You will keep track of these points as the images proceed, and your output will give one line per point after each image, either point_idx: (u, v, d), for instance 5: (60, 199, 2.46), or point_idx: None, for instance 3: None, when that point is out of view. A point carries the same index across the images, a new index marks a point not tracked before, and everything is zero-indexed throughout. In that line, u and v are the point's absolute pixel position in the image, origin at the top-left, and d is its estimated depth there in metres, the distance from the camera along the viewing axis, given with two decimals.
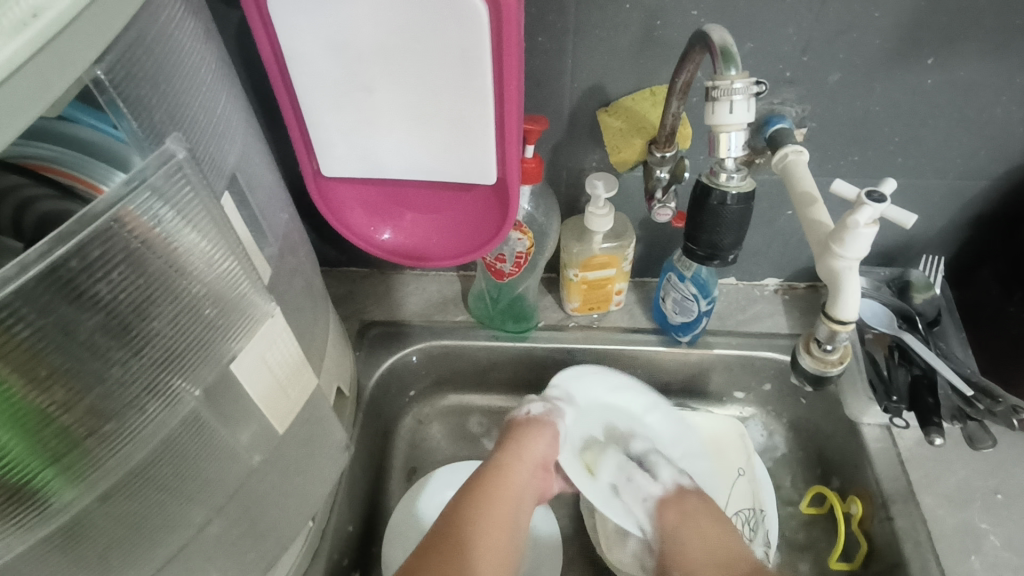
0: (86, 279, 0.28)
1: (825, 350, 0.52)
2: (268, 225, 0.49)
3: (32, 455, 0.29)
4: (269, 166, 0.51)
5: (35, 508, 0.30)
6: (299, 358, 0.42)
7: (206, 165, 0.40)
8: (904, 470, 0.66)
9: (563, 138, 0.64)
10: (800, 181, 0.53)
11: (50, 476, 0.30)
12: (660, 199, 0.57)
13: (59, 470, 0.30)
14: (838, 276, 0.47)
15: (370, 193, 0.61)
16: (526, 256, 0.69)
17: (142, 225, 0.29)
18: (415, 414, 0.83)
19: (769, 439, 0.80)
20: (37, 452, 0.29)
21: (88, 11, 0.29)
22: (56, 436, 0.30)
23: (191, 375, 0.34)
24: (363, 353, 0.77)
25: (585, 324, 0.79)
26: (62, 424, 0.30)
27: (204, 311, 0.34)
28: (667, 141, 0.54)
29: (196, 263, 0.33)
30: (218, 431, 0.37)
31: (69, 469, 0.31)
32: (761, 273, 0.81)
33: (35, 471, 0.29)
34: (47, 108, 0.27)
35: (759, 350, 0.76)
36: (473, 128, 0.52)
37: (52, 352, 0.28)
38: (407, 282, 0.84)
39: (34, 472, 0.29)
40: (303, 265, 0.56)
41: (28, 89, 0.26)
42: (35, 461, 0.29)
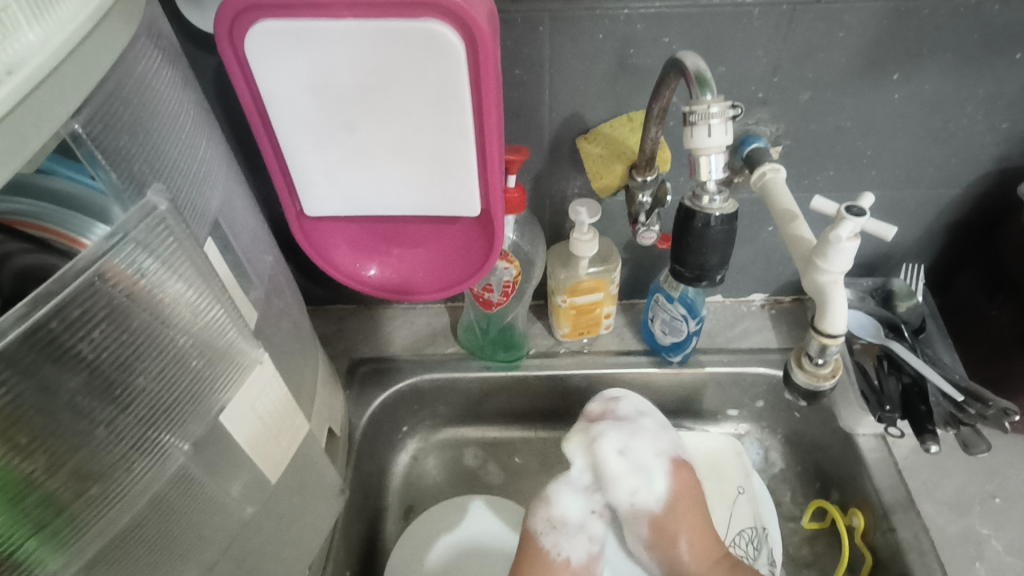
0: (70, 337, 0.27)
1: (816, 365, 0.52)
2: (252, 268, 0.48)
3: (15, 524, 0.28)
4: (252, 211, 0.51)
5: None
6: (289, 403, 0.41)
7: (188, 212, 0.40)
8: (902, 478, 0.66)
9: (544, 166, 0.65)
10: (779, 198, 0.54)
11: (36, 545, 0.29)
12: (644, 222, 0.57)
13: (43, 539, 0.29)
14: (824, 291, 0.47)
15: (353, 230, 0.61)
16: (513, 285, 0.69)
17: (128, 278, 0.29)
18: (409, 450, 0.81)
19: (765, 455, 0.80)
20: (19, 521, 0.28)
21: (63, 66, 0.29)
22: (40, 504, 0.28)
23: (179, 429, 0.33)
24: (353, 390, 0.76)
25: (576, 349, 0.79)
26: (46, 491, 0.28)
27: (190, 364, 0.33)
28: (647, 165, 0.54)
29: (182, 314, 0.32)
30: (207, 484, 0.36)
31: (54, 538, 0.29)
32: (746, 289, 0.82)
33: (19, 542, 0.28)
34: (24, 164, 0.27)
35: (750, 366, 0.76)
36: (455, 161, 0.52)
37: (34, 415, 0.27)
38: (395, 316, 0.83)
39: (22, 540, 0.28)
40: (289, 306, 0.55)
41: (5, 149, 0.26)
42: (20, 529, 0.28)
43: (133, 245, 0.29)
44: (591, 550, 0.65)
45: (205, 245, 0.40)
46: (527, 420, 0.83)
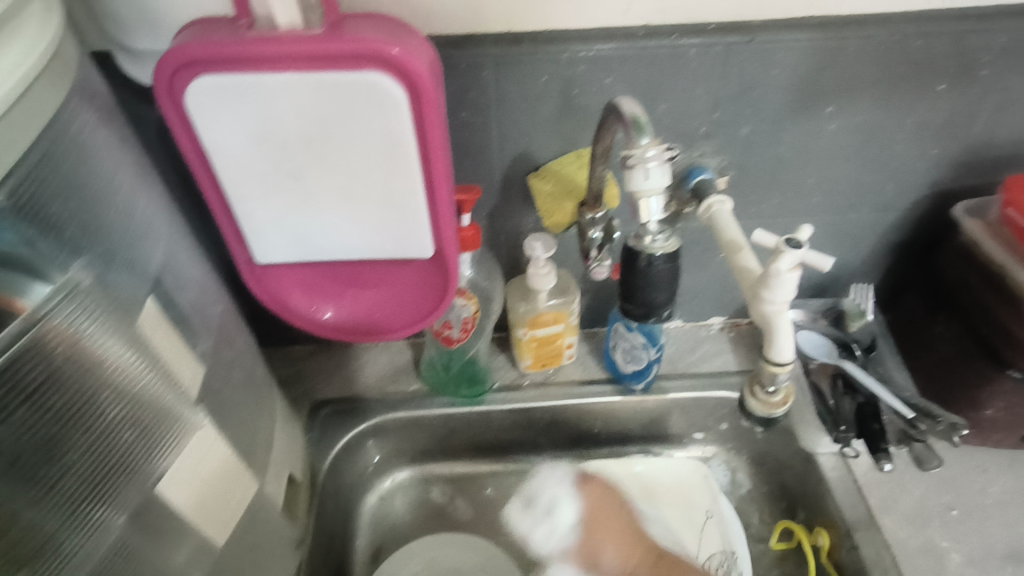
0: (13, 399, 0.29)
1: (769, 392, 0.53)
2: (199, 321, 0.47)
3: None
4: (198, 263, 0.50)
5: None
6: (234, 462, 0.41)
7: (127, 270, 0.39)
8: (862, 495, 0.67)
9: (497, 203, 0.65)
10: (726, 230, 0.56)
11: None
12: (595, 257, 0.58)
13: None
14: (770, 319, 0.48)
15: (307, 275, 0.61)
16: (473, 320, 0.69)
17: (61, 341, 0.31)
18: (376, 491, 0.80)
19: (732, 477, 0.81)
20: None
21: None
22: None
23: (119, 501, 0.34)
24: (315, 434, 0.74)
25: (540, 381, 0.79)
26: None
27: (124, 435, 0.34)
28: (595, 202, 0.56)
29: (122, 379, 0.34)
30: (149, 557, 0.36)
31: None
32: (704, 313, 0.83)
33: None
34: None
35: (712, 390, 0.77)
36: (405, 205, 0.53)
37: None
38: (357, 355, 0.82)
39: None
40: (241, 356, 0.54)
41: None
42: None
43: (67, 309, 0.32)
44: None
45: (145, 304, 0.39)
46: (495, 453, 0.82)
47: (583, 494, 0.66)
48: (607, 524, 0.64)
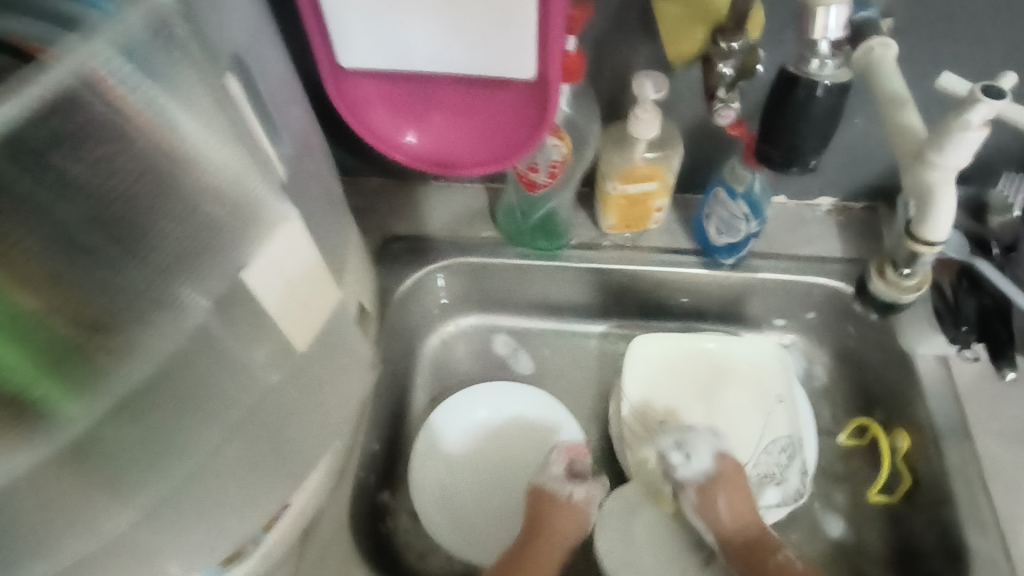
0: (68, 158, 0.25)
1: (901, 275, 0.47)
2: (281, 121, 0.44)
3: (30, 363, 0.28)
4: (275, 48, 0.44)
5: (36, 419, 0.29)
6: (319, 270, 0.39)
7: (208, 40, 0.34)
8: (959, 403, 0.62)
9: (609, 32, 0.57)
10: (885, 78, 0.46)
11: (52, 387, 0.29)
12: (723, 98, 0.50)
13: (59, 381, 0.29)
14: (932, 190, 0.41)
15: (392, 89, 0.55)
16: (562, 165, 0.63)
17: (119, 104, 0.26)
18: (439, 333, 0.80)
19: (809, 369, 0.76)
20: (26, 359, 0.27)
21: None
22: (52, 342, 0.28)
23: (199, 283, 0.32)
24: (384, 268, 0.73)
25: (621, 244, 0.74)
26: (57, 331, 0.28)
27: (204, 214, 0.31)
28: (736, 29, 0.46)
29: (199, 155, 0.30)
30: (234, 347, 0.35)
31: (72, 380, 0.29)
32: (815, 192, 0.74)
33: (32, 379, 0.28)
34: None
35: (810, 275, 0.71)
36: (511, 14, 0.46)
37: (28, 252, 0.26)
38: (431, 194, 0.78)
39: (33, 378, 0.28)
40: (321, 168, 0.51)
41: None
42: (28, 368, 0.28)
43: (126, 67, 0.25)
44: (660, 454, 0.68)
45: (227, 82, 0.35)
46: (563, 312, 0.80)
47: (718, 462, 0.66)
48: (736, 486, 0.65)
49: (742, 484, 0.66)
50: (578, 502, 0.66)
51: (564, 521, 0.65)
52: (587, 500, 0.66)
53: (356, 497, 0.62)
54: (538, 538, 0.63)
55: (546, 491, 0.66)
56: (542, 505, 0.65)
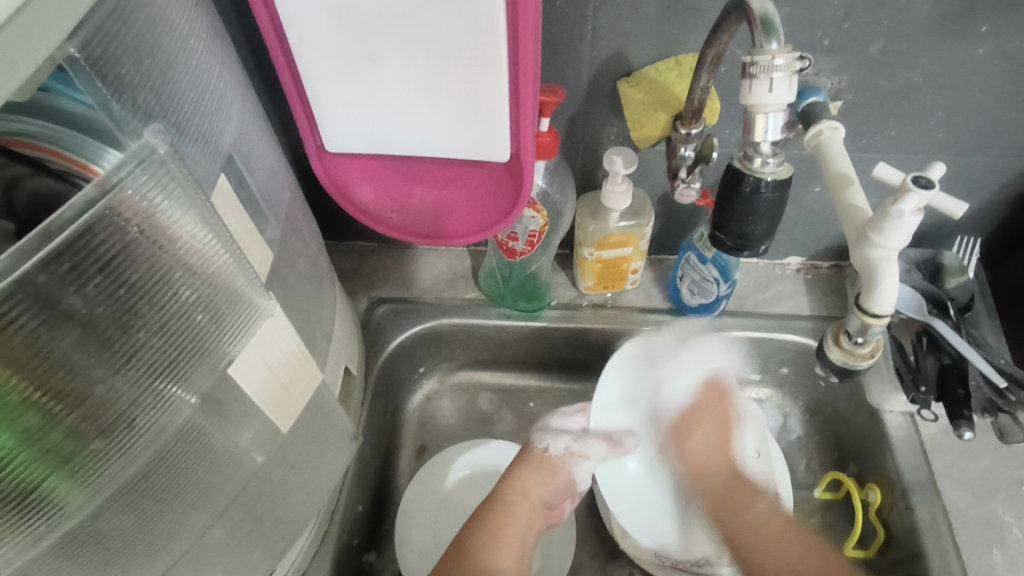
0: (86, 268, 0.26)
1: (855, 344, 0.50)
2: (269, 206, 0.46)
3: (37, 462, 0.27)
4: (270, 144, 0.48)
5: (40, 518, 0.28)
6: (302, 355, 0.40)
7: (198, 146, 0.37)
8: (926, 459, 0.64)
9: (581, 110, 0.60)
10: (833, 160, 0.49)
11: (58, 482, 0.29)
12: (685, 178, 0.53)
13: (64, 476, 0.29)
14: (874, 267, 0.44)
15: (374, 169, 0.59)
16: (539, 234, 0.66)
17: (136, 220, 0.27)
18: (424, 390, 0.81)
19: (784, 422, 0.78)
20: (34, 456, 0.27)
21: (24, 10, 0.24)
22: (59, 442, 0.28)
23: (186, 381, 0.32)
24: (371, 329, 0.75)
25: (599, 303, 0.77)
26: (64, 430, 0.28)
27: (196, 316, 0.31)
28: (693, 117, 0.50)
29: (193, 257, 0.31)
30: (217, 435, 0.36)
31: (75, 474, 0.29)
32: (783, 252, 0.78)
33: (40, 478, 0.28)
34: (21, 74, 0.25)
35: (780, 332, 0.73)
36: (486, 101, 0.49)
37: (48, 355, 0.26)
38: (417, 257, 0.81)
39: (39, 477, 0.28)
40: (307, 246, 0.54)
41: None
42: (39, 466, 0.28)
43: (146, 186, 0.27)
44: (574, 446, 0.66)
45: (215, 184, 0.38)
46: (544, 369, 0.82)
47: (705, 387, 0.68)
48: (711, 414, 0.67)
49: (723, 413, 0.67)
50: (574, 454, 0.65)
51: (550, 476, 0.64)
52: (581, 456, 0.66)
53: (338, 560, 0.62)
54: (521, 497, 0.61)
55: (535, 448, 0.66)
56: (528, 467, 0.64)
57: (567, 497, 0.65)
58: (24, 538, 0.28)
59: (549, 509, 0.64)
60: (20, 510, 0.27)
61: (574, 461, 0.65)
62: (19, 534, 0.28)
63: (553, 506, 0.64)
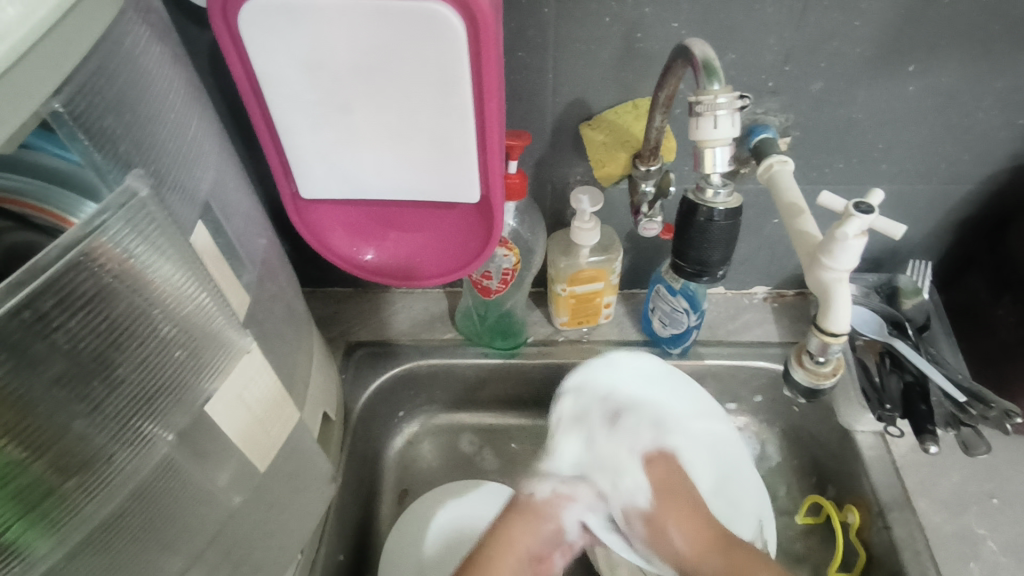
0: (59, 314, 0.27)
1: (817, 362, 0.52)
2: (245, 251, 0.47)
3: (4, 508, 0.27)
4: (246, 193, 0.50)
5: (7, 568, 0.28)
6: (278, 392, 0.41)
7: (176, 194, 0.39)
8: (899, 476, 0.65)
9: (547, 152, 0.63)
10: (786, 192, 0.53)
11: (27, 530, 0.28)
12: (646, 213, 0.56)
13: (31, 522, 0.28)
14: (828, 289, 0.47)
15: (349, 214, 0.60)
16: (512, 272, 0.68)
17: (111, 265, 0.28)
18: (405, 434, 0.81)
19: (762, 450, 0.79)
20: (3, 504, 0.27)
21: (13, 69, 0.26)
22: (28, 487, 0.28)
23: (163, 419, 0.33)
24: (349, 373, 0.75)
25: (575, 338, 0.78)
26: (33, 475, 0.28)
27: (175, 353, 0.32)
28: (651, 155, 0.53)
29: (169, 298, 0.32)
30: (194, 473, 0.36)
31: (43, 520, 0.29)
32: (749, 281, 0.80)
33: (5, 525, 0.28)
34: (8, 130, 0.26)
35: (750, 359, 0.75)
36: (454, 145, 0.52)
37: (15, 398, 0.26)
38: (393, 300, 0.83)
39: (6, 524, 0.27)
40: (284, 291, 0.55)
41: None
42: (6, 513, 0.27)
43: (121, 231, 0.28)
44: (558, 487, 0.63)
45: (193, 229, 0.39)
46: (524, 407, 0.83)
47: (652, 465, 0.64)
48: (673, 500, 0.61)
49: (686, 499, 0.62)
50: (559, 497, 0.63)
51: (540, 525, 0.61)
52: (569, 499, 0.63)
53: None
54: (506, 548, 0.58)
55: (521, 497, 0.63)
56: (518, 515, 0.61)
57: (555, 548, 0.62)
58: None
59: (538, 563, 0.60)
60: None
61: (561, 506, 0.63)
62: None
63: (544, 558, 0.61)
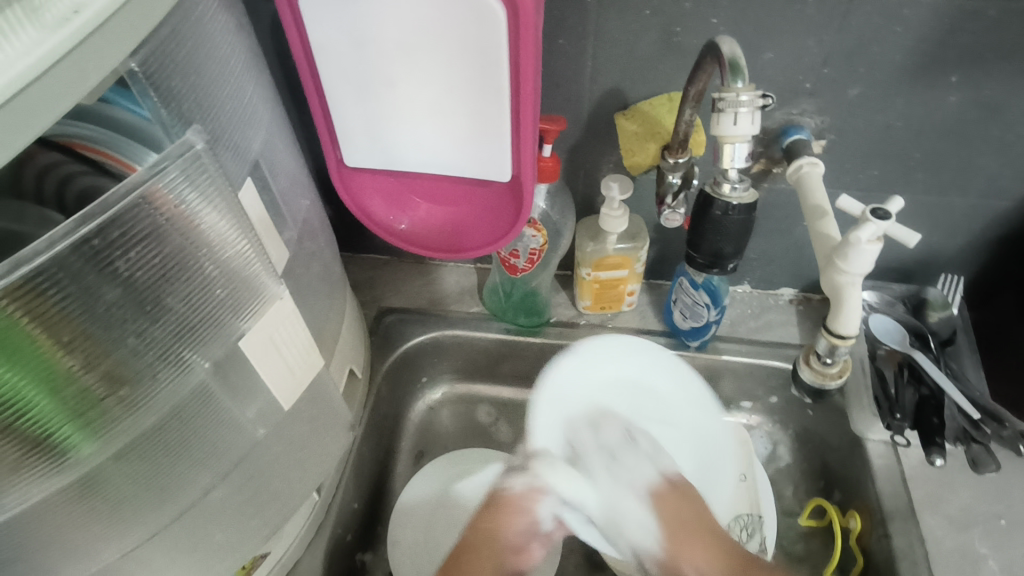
0: (114, 249, 0.31)
1: (824, 364, 0.53)
2: (288, 210, 0.51)
3: (57, 411, 0.32)
4: (293, 156, 0.54)
5: (54, 459, 0.33)
6: (309, 343, 0.44)
7: (228, 152, 0.42)
8: (906, 487, 0.65)
9: (581, 138, 0.65)
10: (812, 193, 0.54)
11: (76, 431, 0.33)
12: (671, 204, 0.57)
13: (79, 426, 0.33)
14: (841, 291, 0.47)
15: (387, 184, 0.64)
16: (539, 252, 0.71)
17: (165, 207, 0.32)
18: (426, 399, 0.85)
19: (772, 450, 0.80)
20: (58, 406, 0.32)
21: (100, 30, 0.30)
22: (79, 394, 0.33)
23: (200, 349, 0.37)
24: (378, 336, 0.80)
25: (597, 323, 0.81)
26: (85, 384, 0.33)
27: (215, 292, 0.36)
28: (680, 147, 0.55)
29: (214, 241, 0.35)
30: (225, 403, 0.40)
31: (90, 426, 0.34)
32: (776, 282, 0.81)
33: (58, 425, 0.32)
34: (90, 83, 0.30)
35: (768, 359, 0.76)
36: (489, 123, 0.54)
37: (77, 316, 0.31)
38: (426, 271, 0.86)
39: (59, 426, 0.32)
40: (321, 251, 0.59)
41: (78, 67, 0.29)
42: (59, 415, 0.32)
43: (177, 180, 0.32)
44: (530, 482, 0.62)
45: (242, 186, 0.43)
46: None
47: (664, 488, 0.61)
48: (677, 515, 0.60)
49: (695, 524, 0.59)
50: (536, 491, 0.62)
51: (516, 518, 0.61)
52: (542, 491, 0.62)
53: (331, 551, 0.65)
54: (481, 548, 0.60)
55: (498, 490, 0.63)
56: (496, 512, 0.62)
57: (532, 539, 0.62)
58: (38, 477, 0.33)
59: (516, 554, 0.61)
60: (38, 451, 0.32)
61: (537, 500, 0.62)
62: (36, 472, 0.33)
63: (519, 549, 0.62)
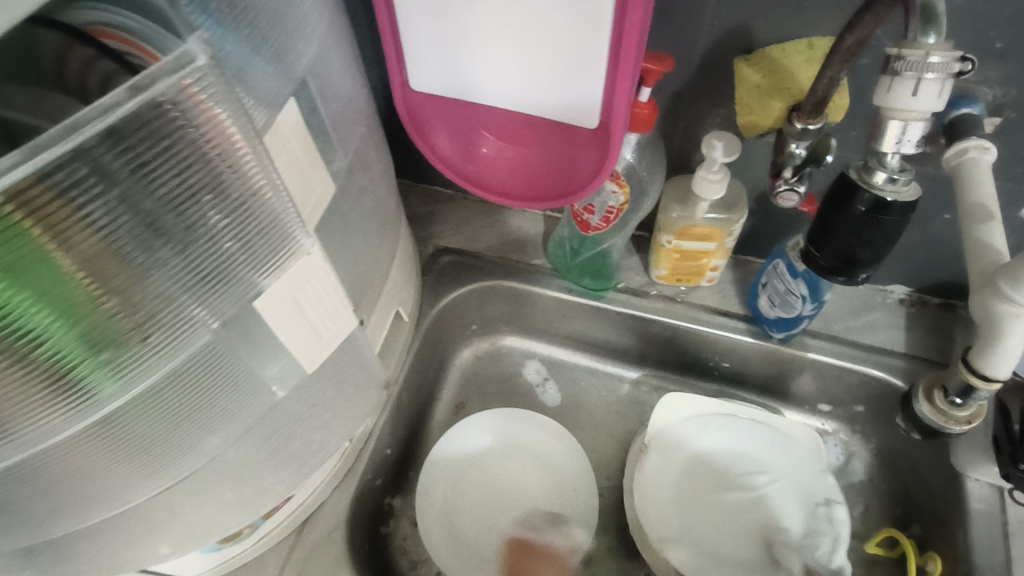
0: (143, 153, 0.26)
1: (951, 405, 0.47)
2: (338, 137, 0.45)
3: (76, 343, 0.28)
4: (351, 72, 0.46)
5: (76, 396, 0.30)
6: (338, 297, 0.39)
7: (270, 62, 0.36)
8: (1006, 541, 0.56)
9: (687, 84, 0.54)
10: (975, 189, 0.43)
11: (93, 369, 0.30)
12: (788, 179, 0.47)
13: (96, 365, 0.30)
14: (1000, 322, 0.39)
15: (455, 114, 0.56)
16: (617, 211, 0.62)
17: (193, 113, 0.26)
18: (473, 347, 0.80)
19: (846, 462, 0.71)
20: (73, 336, 0.28)
21: None
22: (99, 324, 0.29)
23: (210, 304, 0.32)
24: (431, 278, 0.74)
25: (669, 295, 0.72)
26: (107, 312, 0.28)
27: (226, 244, 0.31)
28: (812, 112, 0.44)
29: (255, 167, 0.30)
30: (240, 361, 0.35)
31: (110, 366, 0.30)
32: (889, 277, 0.69)
33: (78, 361, 0.29)
34: None
35: (864, 366, 0.66)
36: (582, 55, 0.45)
37: (101, 232, 0.26)
38: (489, 212, 0.79)
39: (76, 361, 0.29)
40: (374, 184, 0.52)
41: None
42: (76, 347, 0.28)
43: (214, 84, 0.27)
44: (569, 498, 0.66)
45: (283, 105, 0.36)
46: (597, 351, 0.79)
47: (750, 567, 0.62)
48: None
49: None
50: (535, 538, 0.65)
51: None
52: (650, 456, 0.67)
53: (359, 497, 0.63)
54: None
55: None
56: None
57: None
58: (62, 411, 0.30)
59: None
60: (59, 387, 0.29)
61: None
62: (57, 406, 0.30)
63: None
